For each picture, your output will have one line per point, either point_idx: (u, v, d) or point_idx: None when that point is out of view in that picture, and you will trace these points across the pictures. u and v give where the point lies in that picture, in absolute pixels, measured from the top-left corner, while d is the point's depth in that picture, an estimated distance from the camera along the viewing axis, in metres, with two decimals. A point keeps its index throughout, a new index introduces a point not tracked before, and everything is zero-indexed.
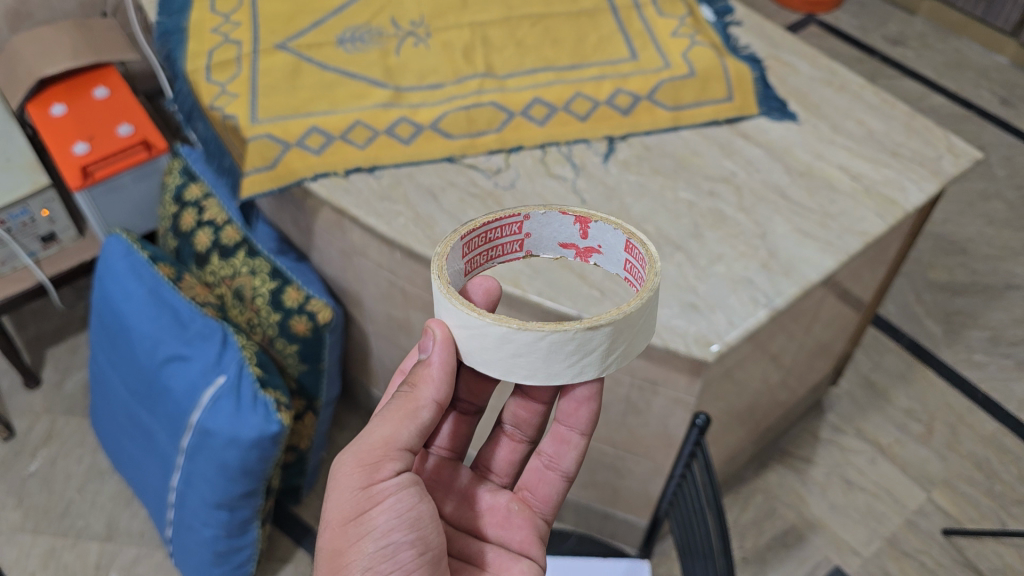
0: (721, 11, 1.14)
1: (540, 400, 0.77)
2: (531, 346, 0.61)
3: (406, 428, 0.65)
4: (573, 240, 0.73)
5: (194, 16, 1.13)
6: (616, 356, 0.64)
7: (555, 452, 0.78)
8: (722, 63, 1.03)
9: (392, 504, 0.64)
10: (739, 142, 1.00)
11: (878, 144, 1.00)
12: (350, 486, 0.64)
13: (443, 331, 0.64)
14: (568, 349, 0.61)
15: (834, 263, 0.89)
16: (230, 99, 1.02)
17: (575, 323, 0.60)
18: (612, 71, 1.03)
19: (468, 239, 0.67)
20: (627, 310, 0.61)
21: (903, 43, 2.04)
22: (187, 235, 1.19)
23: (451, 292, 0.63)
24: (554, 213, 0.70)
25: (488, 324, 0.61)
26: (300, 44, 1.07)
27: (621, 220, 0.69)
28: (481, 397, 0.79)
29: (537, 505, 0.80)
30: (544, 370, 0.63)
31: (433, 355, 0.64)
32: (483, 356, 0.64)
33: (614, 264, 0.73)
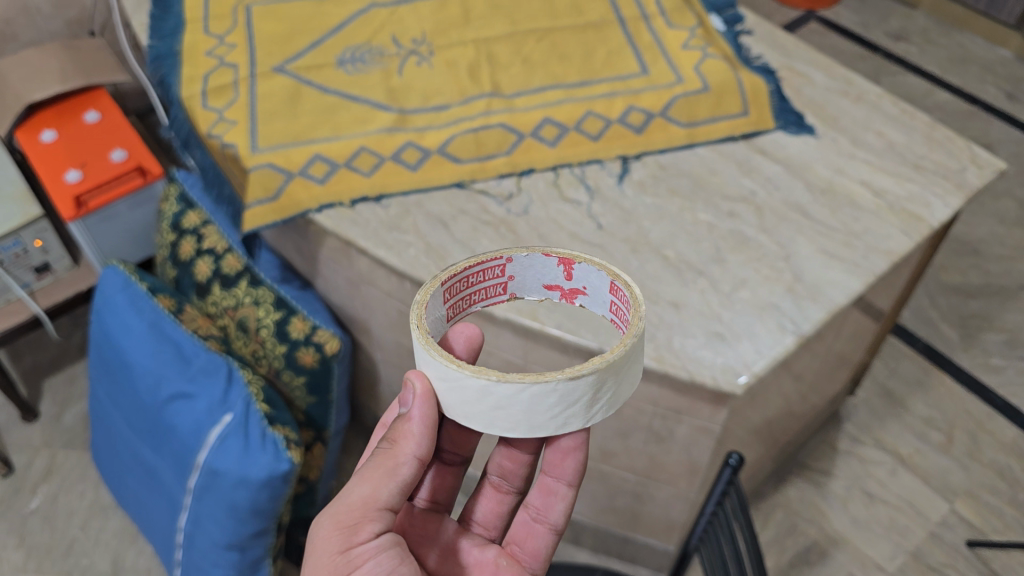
0: (731, 19, 1.11)
1: (526, 451, 0.76)
2: (512, 398, 0.58)
3: (387, 487, 0.63)
4: (558, 281, 0.70)
5: (188, 38, 1.09)
6: (602, 406, 0.61)
7: (542, 505, 0.77)
8: (737, 76, 1.00)
9: (370, 568, 0.61)
10: (757, 158, 0.97)
11: (899, 157, 0.97)
12: (327, 549, 0.62)
13: (424, 384, 0.62)
14: (552, 400, 0.59)
15: (862, 285, 0.86)
16: (229, 126, 0.98)
17: (557, 373, 0.57)
18: (623, 87, 1.00)
19: (448, 284, 0.65)
20: (612, 357, 0.58)
21: (905, 39, 2.04)
22: (186, 264, 1.15)
23: (430, 344, 0.60)
24: (537, 254, 0.68)
25: (467, 376, 0.58)
26: (300, 65, 1.03)
27: (606, 261, 0.66)
28: (467, 447, 0.79)
29: (525, 559, 0.78)
30: (527, 423, 0.60)
31: (413, 410, 0.62)
32: (464, 409, 0.61)
33: (601, 305, 0.70)
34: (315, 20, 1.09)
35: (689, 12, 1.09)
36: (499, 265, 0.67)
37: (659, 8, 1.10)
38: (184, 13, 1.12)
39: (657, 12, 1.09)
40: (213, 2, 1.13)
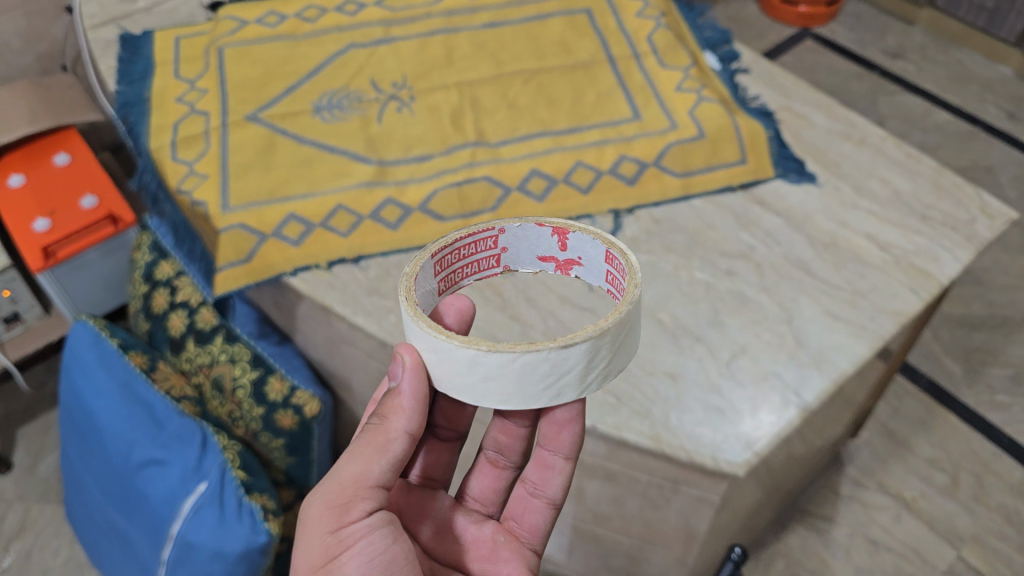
0: (726, 56, 1.07)
1: (520, 425, 0.73)
2: (503, 368, 0.58)
3: (378, 463, 0.60)
4: (552, 252, 0.71)
5: (157, 83, 1.04)
6: (595, 375, 0.61)
7: (539, 479, 0.74)
8: (733, 121, 0.95)
9: (363, 548, 0.59)
10: (756, 210, 0.92)
11: (905, 207, 0.92)
12: (318, 530, 0.59)
13: (414, 358, 0.61)
14: (542, 370, 0.58)
15: (868, 350, 0.81)
16: (199, 181, 0.93)
17: (549, 342, 0.57)
18: (614, 134, 0.95)
19: (440, 256, 0.66)
20: (604, 325, 0.58)
21: (902, 57, 2.01)
22: (160, 318, 1.10)
23: (419, 316, 0.60)
24: (530, 225, 0.68)
25: (458, 347, 0.58)
26: (274, 113, 0.98)
27: (600, 229, 0.67)
28: (461, 422, 0.76)
29: (524, 535, 0.76)
30: (519, 394, 0.60)
31: (402, 383, 0.61)
32: (455, 381, 0.61)
33: (594, 275, 0.72)
34: (291, 63, 1.04)
35: (682, 51, 1.04)
36: (491, 236, 0.68)
37: (651, 46, 1.05)
38: (154, 56, 1.07)
39: (650, 50, 1.04)
40: (185, 46, 1.09)
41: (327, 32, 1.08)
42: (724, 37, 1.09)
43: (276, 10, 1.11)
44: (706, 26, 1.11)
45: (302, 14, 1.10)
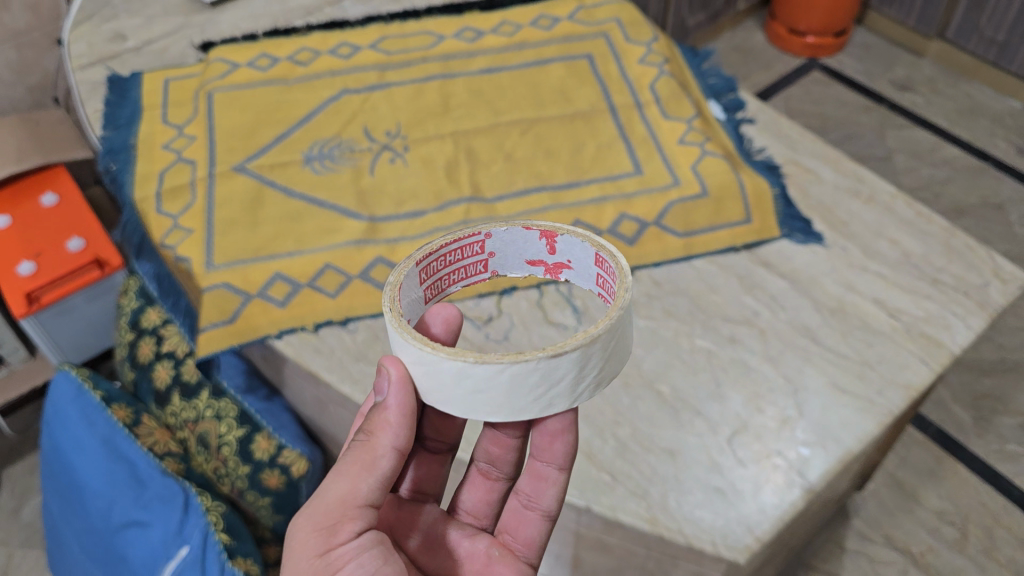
0: (731, 105, 1.04)
1: (511, 436, 0.68)
2: (490, 381, 0.55)
3: (366, 481, 0.56)
4: (541, 256, 0.68)
5: (144, 129, 1.01)
6: (588, 385, 0.58)
7: (533, 491, 0.69)
8: (737, 178, 0.92)
9: (352, 570, 0.55)
10: (760, 272, 0.88)
11: (915, 270, 0.89)
12: (305, 552, 0.55)
13: (398, 371, 0.58)
14: (532, 382, 0.55)
15: (876, 426, 0.77)
16: (184, 236, 0.90)
17: (537, 352, 0.54)
18: (614, 190, 0.91)
19: (425, 263, 0.63)
20: (596, 332, 0.55)
21: (911, 89, 2.01)
22: (145, 368, 1.07)
23: (404, 328, 0.57)
24: (518, 228, 0.65)
25: (442, 360, 0.55)
26: (263, 163, 0.95)
27: (590, 232, 0.63)
28: (451, 434, 0.71)
29: (520, 550, 0.70)
30: (509, 407, 0.57)
31: (388, 398, 0.57)
32: (441, 394, 0.57)
33: (586, 279, 0.68)
34: (281, 110, 1.00)
35: (686, 100, 1.01)
36: (478, 241, 0.65)
37: (654, 95, 1.02)
38: (141, 99, 1.04)
39: (652, 99, 1.01)
40: (174, 89, 1.06)
41: (320, 76, 1.04)
42: (729, 84, 1.06)
43: (268, 52, 1.07)
44: (711, 73, 1.08)
45: (295, 57, 1.07)
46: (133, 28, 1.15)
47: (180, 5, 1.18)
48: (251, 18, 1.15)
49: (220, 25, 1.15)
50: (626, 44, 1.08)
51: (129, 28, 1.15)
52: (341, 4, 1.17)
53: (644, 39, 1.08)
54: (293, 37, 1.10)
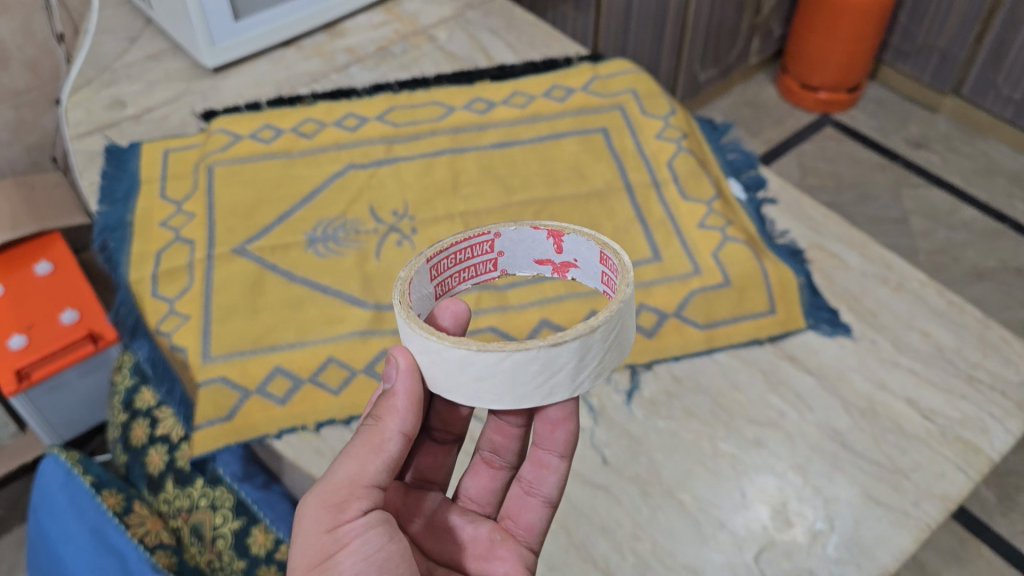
0: (752, 183, 1.00)
1: (515, 424, 0.71)
2: (494, 367, 0.58)
3: (373, 463, 0.58)
4: (548, 255, 0.71)
5: (142, 204, 0.97)
6: (586, 374, 0.61)
7: (534, 477, 0.71)
8: (761, 266, 0.88)
9: (358, 546, 0.56)
10: (786, 368, 0.84)
11: (949, 365, 0.84)
12: (314, 528, 0.57)
13: (407, 359, 0.60)
14: (533, 369, 0.58)
15: (913, 543, 0.72)
16: (180, 323, 0.85)
17: (538, 340, 0.57)
18: (631, 278, 0.87)
19: (437, 260, 0.66)
20: (593, 323, 0.58)
21: (926, 146, 2.04)
22: (138, 451, 1.02)
23: (413, 318, 0.60)
24: (525, 228, 0.68)
25: (449, 347, 0.58)
26: (264, 245, 0.91)
27: (594, 231, 0.67)
28: (457, 425, 0.74)
29: (521, 535, 0.70)
30: (510, 392, 0.60)
31: (396, 385, 0.60)
32: (448, 380, 0.60)
33: (592, 277, 0.71)
34: (285, 185, 0.97)
35: (706, 180, 0.97)
36: (487, 240, 0.68)
37: (672, 173, 0.98)
38: (139, 173, 1.00)
39: (670, 178, 0.97)
40: (174, 161, 1.02)
41: (325, 149, 1.00)
42: (750, 161, 1.03)
43: (272, 123, 1.04)
44: (729, 148, 1.05)
45: (299, 128, 1.03)
46: (133, 93, 1.12)
47: (182, 71, 1.15)
48: (256, 85, 1.12)
49: (222, 91, 1.11)
50: (643, 117, 1.04)
51: (129, 94, 1.12)
52: (348, 71, 1.15)
53: (661, 111, 1.04)
54: (297, 106, 1.06)
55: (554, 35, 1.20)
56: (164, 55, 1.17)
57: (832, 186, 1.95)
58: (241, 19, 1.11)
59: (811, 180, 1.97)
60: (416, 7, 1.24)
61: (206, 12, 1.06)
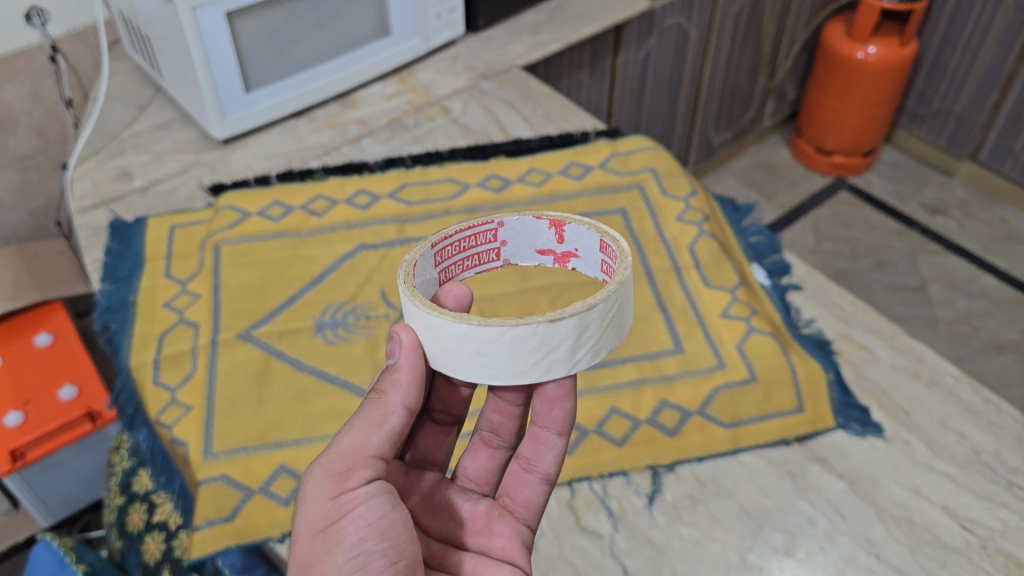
0: (775, 269, 0.97)
1: (513, 403, 0.68)
2: (494, 344, 0.56)
3: (377, 435, 0.57)
4: (550, 245, 0.69)
5: (145, 284, 0.94)
6: (586, 353, 0.58)
7: (531, 454, 0.68)
8: (788, 360, 0.85)
9: (362, 513, 0.54)
10: (816, 470, 0.79)
11: (987, 470, 0.80)
12: (318, 496, 0.55)
13: (410, 336, 0.58)
14: (532, 345, 0.56)
15: None
16: (181, 414, 0.81)
17: (538, 315, 0.55)
18: (653, 371, 0.83)
19: (440, 246, 0.65)
20: (594, 300, 0.56)
21: (943, 212, 2.01)
22: (134, 538, 0.97)
23: (415, 295, 0.58)
24: (528, 218, 0.66)
25: (449, 321, 0.56)
26: (270, 330, 0.87)
27: (596, 221, 0.65)
28: (459, 407, 0.71)
29: (518, 511, 0.68)
30: (510, 371, 0.57)
31: (399, 360, 0.58)
32: (448, 358, 0.58)
33: (594, 266, 0.69)
34: (294, 266, 0.94)
35: (729, 266, 0.94)
36: (490, 230, 0.66)
37: (694, 258, 0.95)
38: (143, 250, 0.97)
39: (692, 263, 0.94)
40: (180, 238, 0.99)
41: (335, 228, 0.98)
42: (773, 245, 1.00)
43: (282, 200, 1.02)
44: (751, 229, 1.02)
45: (310, 206, 1.01)
46: (140, 165, 1.09)
47: (191, 141, 1.12)
48: (266, 157, 1.09)
49: (232, 164, 1.09)
50: (662, 198, 1.02)
51: (136, 166, 1.09)
52: (360, 142, 1.12)
53: (681, 193, 1.02)
54: (308, 182, 1.04)
55: (571, 108, 1.18)
56: (172, 124, 1.15)
57: (849, 251, 1.92)
58: (252, 91, 1.08)
59: (827, 245, 1.93)
60: (430, 77, 1.22)
61: (216, 80, 1.04)
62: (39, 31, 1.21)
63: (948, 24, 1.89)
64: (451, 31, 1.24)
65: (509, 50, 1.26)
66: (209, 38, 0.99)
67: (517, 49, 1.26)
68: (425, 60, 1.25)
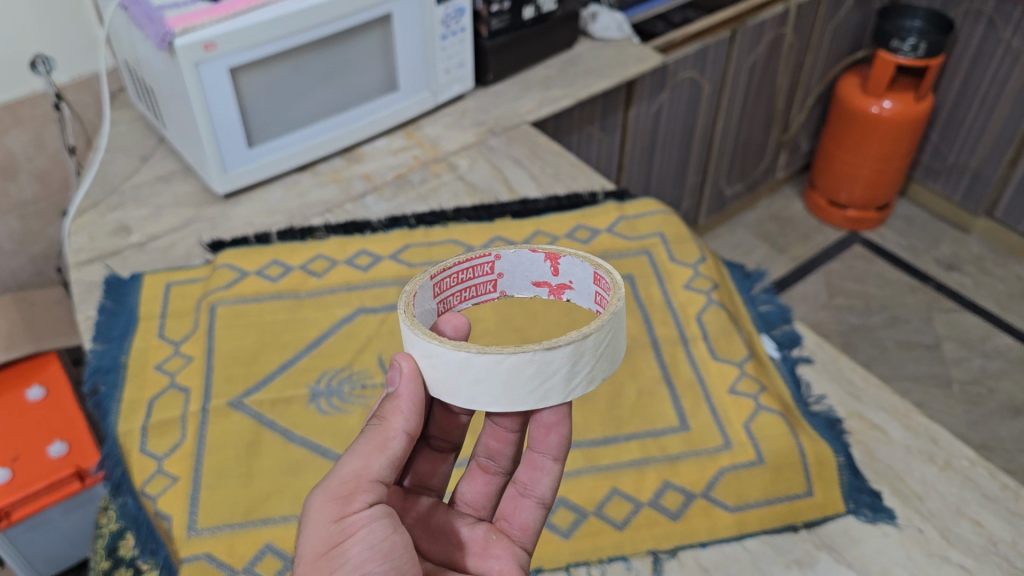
0: (786, 340, 0.94)
1: (510, 427, 0.66)
2: (491, 372, 0.55)
3: (379, 459, 0.55)
4: (546, 278, 0.68)
5: (138, 344, 0.92)
6: (582, 382, 0.58)
7: (527, 478, 0.66)
8: (797, 441, 0.81)
9: (365, 536, 0.52)
10: (824, 560, 0.76)
11: (1004, 564, 0.76)
12: (320, 520, 0.53)
13: (409, 363, 0.58)
14: (529, 374, 0.55)
15: None
16: (167, 485, 0.79)
17: (535, 343, 0.54)
18: (656, 450, 0.80)
19: (438, 279, 0.64)
20: (589, 330, 0.55)
21: (958, 268, 1.98)
22: None
23: (415, 323, 0.58)
24: (524, 250, 0.65)
25: (447, 349, 0.55)
26: (262, 398, 0.85)
27: (590, 255, 0.64)
28: (457, 433, 0.69)
29: (514, 535, 0.66)
30: (507, 399, 0.57)
31: (399, 387, 0.57)
32: (446, 386, 0.58)
33: (589, 299, 0.68)
34: (290, 330, 0.92)
35: (738, 338, 0.91)
36: (487, 263, 0.65)
37: (701, 329, 0.92)
38: (138, 308, 0.95)
39: (699, 334, 0.91)
40: (176, 296, 0.97)
41: (334, 290, 0.97)
42: (783, 314, 0.97)
43: (281, 259, 1.00)
44: (762, 298, 1.00)
45: (309, 266, 1.00)
46: (139, 219, 1.07)
47: (192, 195, 1.11)
48: (267, 212, 1.07)
49: (232, 219, 1.07)
50: (670, 264, 0.99)
51: (135, 220, 1.07)
52: (363, 199, 1.10)
53: (690, 259, 1.00)
54: (308, 241, 1.02)
55: (579, 166, 1.16)
56: (174, 176, 1.14)
57: (861, 306, 1.88)
58: (255, 146, 1.06)
59: (839, 300, 1.89)
60: (437, 132, 1.20)
61: (218, 135, 1.01)
62: (44, 79, 1.20)
63: (963, 80, 1.88)
64: (460, 85, 1.23)
65: (518, 105, 1.24)
66: (211, 92, 0.97)
67: (526, 104, 1.25)
68: (432, 115, 1.23)
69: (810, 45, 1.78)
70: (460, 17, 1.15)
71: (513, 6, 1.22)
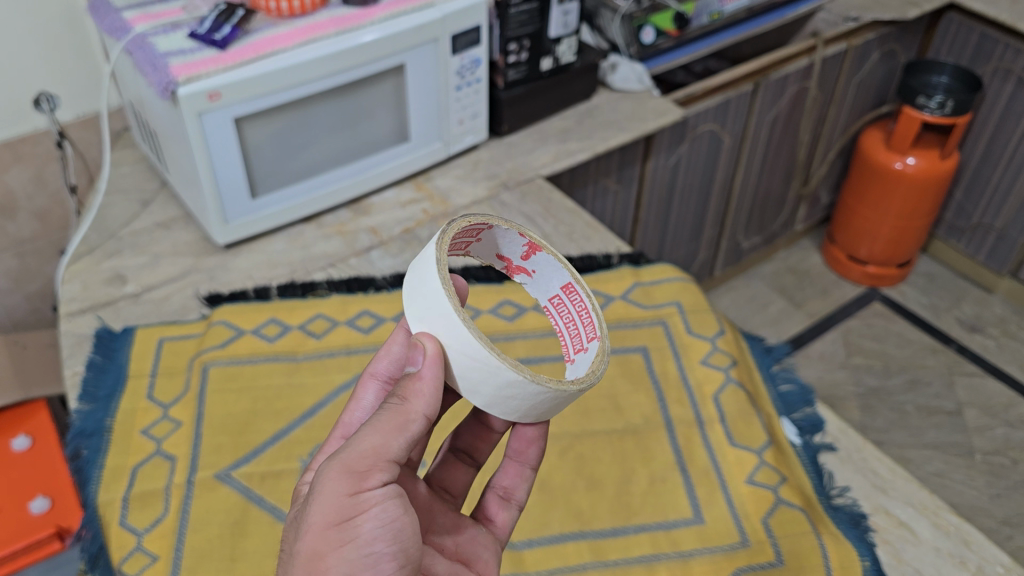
0: (807, 424, 0.90)
1: None
2: (529, 394, 0.57)
3: (398, 438, 0.52)
4: (512, 256, 0.68)
5: (126, 404, 0.87)
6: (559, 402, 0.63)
7: (510, 481, 0.67)
8: (820, 542, 0.76)
9: (377, 514, 0.51)
10: None
11: None
12: (333, 490, 0.50)
13: (438, 349, 0.56)
14: (548, 402, 0.58)
15: None
16: (146, 564, 0.74)
17: (571, 383, 0.58)
18: (668, 545, 0.75)
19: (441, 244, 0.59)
20: (598, 371, 0.61)
21: (981, 330, 1.92)
22: None
23: (467, 319, 0.55)
24: (511, 231, 0.64)
25: (506, 367, 0.55)
26: (251, 472, 0.81)
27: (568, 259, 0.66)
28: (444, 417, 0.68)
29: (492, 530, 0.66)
30: (518, 411, 0.59)
31: (423, 369, 0.55)
32: (474, 384, 0.57)
33: (542, 290, 0.70)
34: (285, 398, 0.88)
35: (757, 421, 0.86)
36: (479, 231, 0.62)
37: (719, 410, 0.87)
38: (128, 365, 0.91)
39: (716, 417, 0.86)
40: (168, 353, 0.92)
41: (333, 354, 0.93)
42: (805, 396, 0.92)
43: (279, 318, 0.96)
44: (782, 377, 0.95)
45: (308, 326, 0.96)
46: (135, 268, 1.03)
47: (192, 243, 1.07)
48: (268, 265, 1.03)
49: (231, 272, 1.03)
50: (687, 337, 0.95)
51: (131, 268, 1.03)
52: (369, 254, 1.06)
53: (708, 332, 0.95)
54: (309, 299, 0.98)
55: (594, 226, 1.11)
56: (175, 223, 1.10)
57: (881, 366, 1.82)
58: (258, 197, 1.02)
59: (857, 359, 1.84)
60: (449, 184, 1.16)
61: (220, 186, 0.97)
62: (48, 117, 1.16)
63: (989, 138, 1.83)
64: (473, 136, 1.19)
65: (533, 158, 1.20)
66: (214, 143, 0.93)
67: (542, 157, 1.21)
68: (445, 165, 1.20)
69: (834, 99, 1.74)
70: (475, 67, 1.12)
71: (532, 57, 1.19)
